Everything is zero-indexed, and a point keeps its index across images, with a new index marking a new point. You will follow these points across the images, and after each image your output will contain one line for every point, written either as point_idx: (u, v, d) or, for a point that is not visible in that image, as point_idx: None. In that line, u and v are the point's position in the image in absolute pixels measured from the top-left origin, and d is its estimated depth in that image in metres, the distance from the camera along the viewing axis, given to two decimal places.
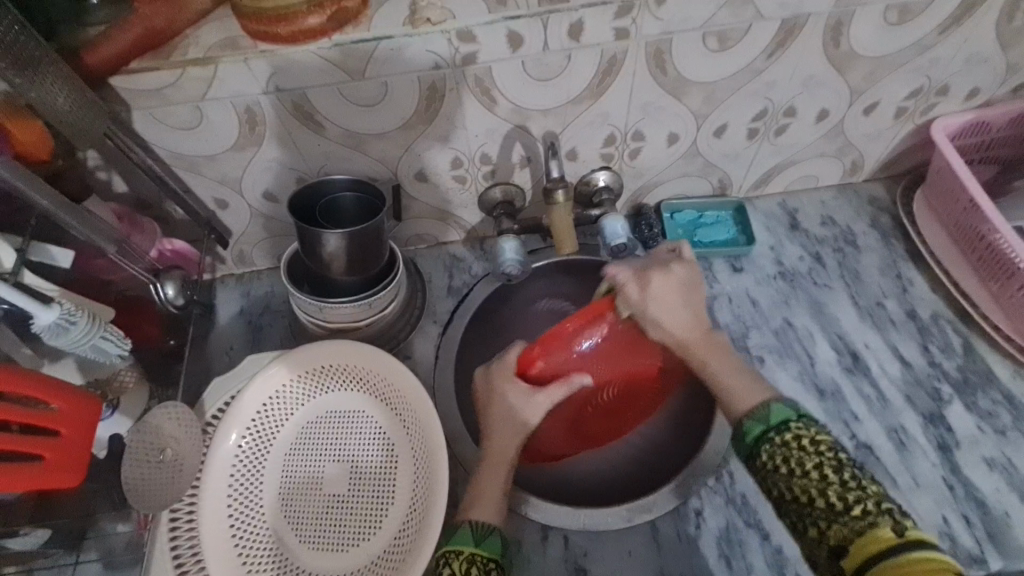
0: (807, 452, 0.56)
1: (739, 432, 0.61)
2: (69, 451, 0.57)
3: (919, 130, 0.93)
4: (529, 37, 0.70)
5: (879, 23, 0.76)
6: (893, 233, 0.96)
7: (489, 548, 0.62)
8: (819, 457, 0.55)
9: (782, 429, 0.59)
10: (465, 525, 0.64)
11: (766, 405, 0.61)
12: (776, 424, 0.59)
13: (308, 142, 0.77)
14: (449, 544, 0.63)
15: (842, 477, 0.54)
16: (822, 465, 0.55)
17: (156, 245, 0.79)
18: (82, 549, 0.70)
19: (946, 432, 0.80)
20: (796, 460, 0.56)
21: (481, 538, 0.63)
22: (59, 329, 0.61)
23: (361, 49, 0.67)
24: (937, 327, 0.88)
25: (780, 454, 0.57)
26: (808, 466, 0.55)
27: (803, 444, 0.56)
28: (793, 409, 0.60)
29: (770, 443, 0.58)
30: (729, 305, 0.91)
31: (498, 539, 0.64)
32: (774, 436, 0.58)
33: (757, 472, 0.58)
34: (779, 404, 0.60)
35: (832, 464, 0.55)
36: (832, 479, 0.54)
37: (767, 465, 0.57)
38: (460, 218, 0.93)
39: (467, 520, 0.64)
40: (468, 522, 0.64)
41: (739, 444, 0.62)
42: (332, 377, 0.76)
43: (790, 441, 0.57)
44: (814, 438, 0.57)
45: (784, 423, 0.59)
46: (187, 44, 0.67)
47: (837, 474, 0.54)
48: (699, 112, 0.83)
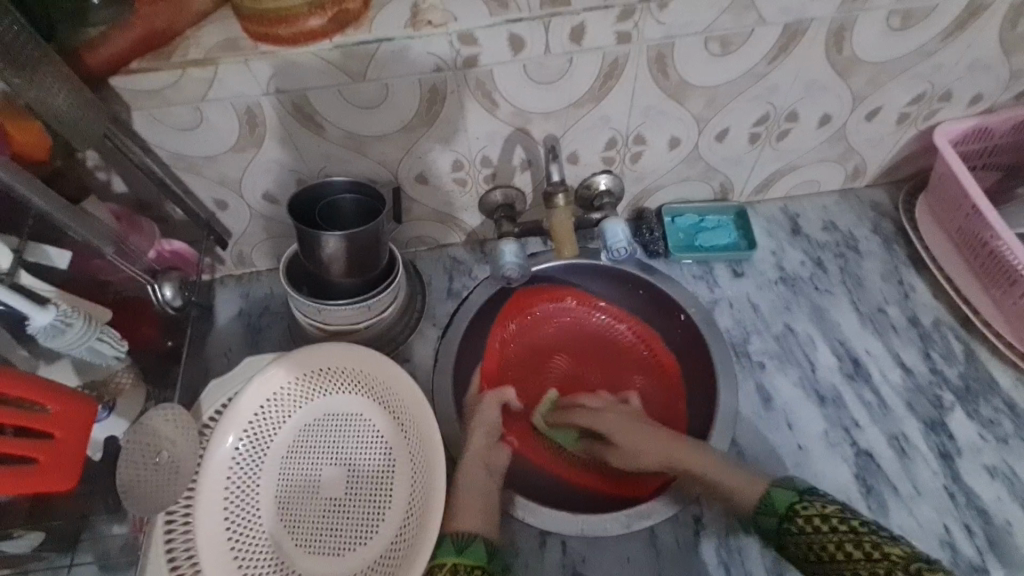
0: (825, 534, 0.65)
1: (757, 523, 0.71)
2: (64, 454, 0.57)
3: (921, 136, 0.92)
4: (530, 40, 0.69)
5: (883, 28, 0.75)
6: (895, 239, 0.96)
7: (472, 554, 0.66)
8: (836, 535, 0.65)
9: (792, 515, 0.68)
10: (448, 536, 0.69)
11: (769, 493, 0.70)
12: (785, 512, 0.69)
13: (308, 144, 0.77)
14: (435, 557, 0.68)
15: (865, 551, 0.64)
16: (843, 544, 0.64)
17: (155, 245, 0.78)
18: (77, 551, 0.68)
19: (947, 439, 0.79)
20: (820, 547, 0.65)
21: (462, 547, 0.67)
22: (55, 331, 0.61)
23: (362, 52, 0.67)
24: (938, 333, 0.87)
25: (805, 543, 0.66)
26: (832, 549, 0.65)
27: (817, 527, 0.66)
28: (791, 491, 0.70)
29: (790, 533, 0.68)
30: (730, 310, 0.90)
31: (482, 546, 0.68)
32: (791, 525, 0.68)
33: (795, 556, 0.68)
34: (781, 488, 0.70)
35: (851, 538, 0.64)
36: (857, 555, 0.64)
37: (800, 554, 0.67)
38: (460, 221, 0.93)
39: (448, 531, 0.69)
40: (451, 532, 0.69)
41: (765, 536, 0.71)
42: (331, 379, 0.76)
43: (805, 526, 0.67)
44: (824, 516, 0.66)
45: (790, 509, 0.68)
46: (188, 45, 0.66)
47: (859, 549, 0.64)
48: (701, 116, 0.83)
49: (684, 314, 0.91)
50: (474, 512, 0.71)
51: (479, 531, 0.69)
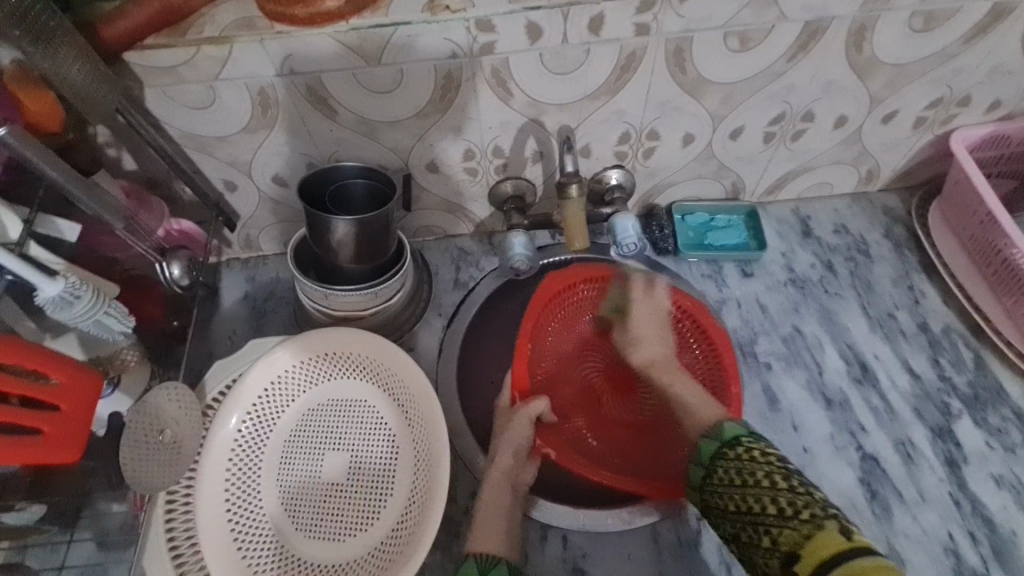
0: (756, 462, 0.63)
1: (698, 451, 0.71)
2: (71, 426, 0.57)
3: (937, 141, 0.92)
4: (548, 29, 0.69)
5: (905, 29, 0.75)
6: (907, 245, 0.95)
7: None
8: (767, 466, 0.63)
9: (735, 445, 0.67)
10: (471, 557, 0.66)
11: (721, 425, 0.71)
12: (729, 441, 0.68)
13: (320, 128, 0.76)
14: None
15: (789, 483, 0.60)
16: (771, 473, 0.62)
17: (163, 224, 0.78)
18: (76, 527, 0.68)
19: (954, 446, 0.78)
20: (747, 471, 0.63)
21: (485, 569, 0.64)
22: (63, 303, 0.60)
23: (378, 35, 0.67)
24: (948, 340, 0.87)
25: (734, 468, 0.65)
26: (759, 474, 0.62)
27: (754, 456, 0.64)
28: (743, 429, 0.69)
29: (724, 458, 0.67)
30: (738, 310, 0.90)
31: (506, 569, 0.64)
32: (729, 451, 0.67)
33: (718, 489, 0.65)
34: (733, 426, 0.70)
35: (780, 471, 0.62)
36: (781, 485, 0.61)
37: (724, 480, 0.65)
38: (469, 212, 0.92)
39: (469, 552, 0.66)
40: (473, 553, 0.66)
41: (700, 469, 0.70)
42: (337, 364, 0.76)
43: (742, 454, 0.65)
44: (763, 452, 0.65)
45: (735, 439, 0.68)
46: (203, 22, 0.66)
47: (784, 480, 0.61)
48: (717, 113, 0.82)
49: None
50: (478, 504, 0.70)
51: (501, 554, 0.66)
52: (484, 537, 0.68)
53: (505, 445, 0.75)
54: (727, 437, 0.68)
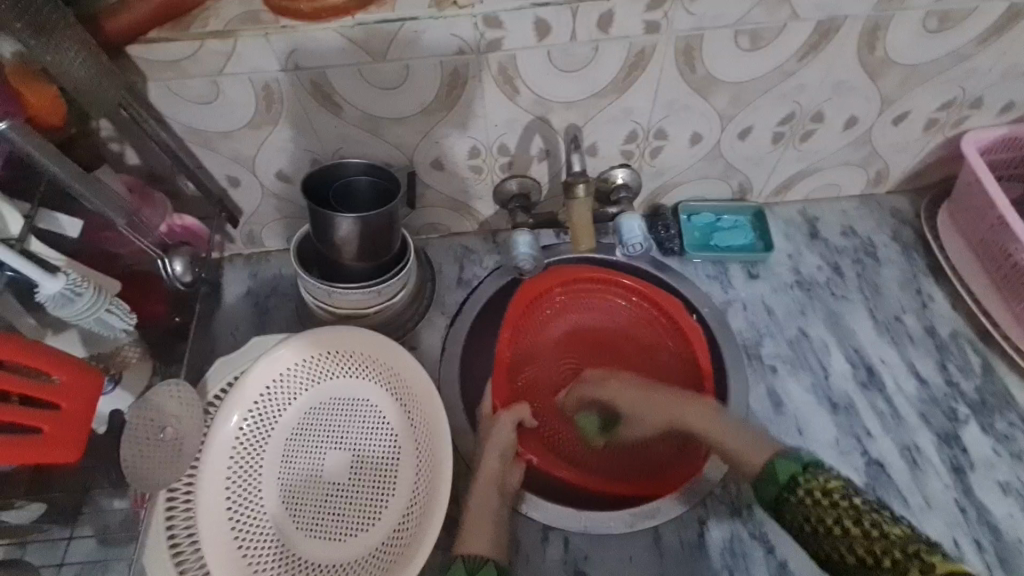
0: (824, 507, 0.59)
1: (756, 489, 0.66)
2: (69, 427, 0.56)
3: (948, 143, 0.91)
4: (557, 26, 0.68)
5: (918, 29, 0.74)
6: (915, 247, 0.94)
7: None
8: (835, 510, 0.59)
9: (793, 485, 0.62)
10: (459, 557, 0.66)
11: (772, 462, 0.64)
12: (786, 483, 0.63)
13: (325, 124, 0.75)
14: None
15: (863, 528, 0.58)
16: (842, 519, 0.58)
17: (166, 220, 0.78)
18: (77, 523, 0.68)
19: (961, 452, 0.78)
20: (817, 518, 0.59)
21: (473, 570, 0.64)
22: (64, 300, 0.60)
23: (385, 30, 0.66)
24: (955, 344, 0.86)
25: (802, 514, 0.60)
26: (829, 521, 0.59)
27: (818, 499, 0.60)
28: (798, 462, 0.64)
29: (789, 503, 0.62)
30: (744, 312, 0.89)
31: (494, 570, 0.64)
32: (790, 495, 0.62)
33: (788, 529, 0.62)
34: (785, 459, 0.64)
35: (851, 515, 0.58)
36: (854, 532, 0.58)
37: (793, 523, 0.61)
38: (473, 210, 0.92)
39: (459, 554, 0.66)
40: (462, 554, 0.66)
41: (761, 501, 0.66)
42: (340, 363, 0.75)
43: (805, 497, 0.61)
44: (825, 489, 0.60)
45: (793, 479, 0.62)
46: (208, 15, 0.65)
47: (857, 526, 0.58)
48: (725, 113, 0.81)
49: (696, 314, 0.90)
50: (482, 506, 0.70)
51: (488, 555, 0.65)
52: (486, 538, 0.68)
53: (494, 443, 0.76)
54: (782, 479, 0.62)
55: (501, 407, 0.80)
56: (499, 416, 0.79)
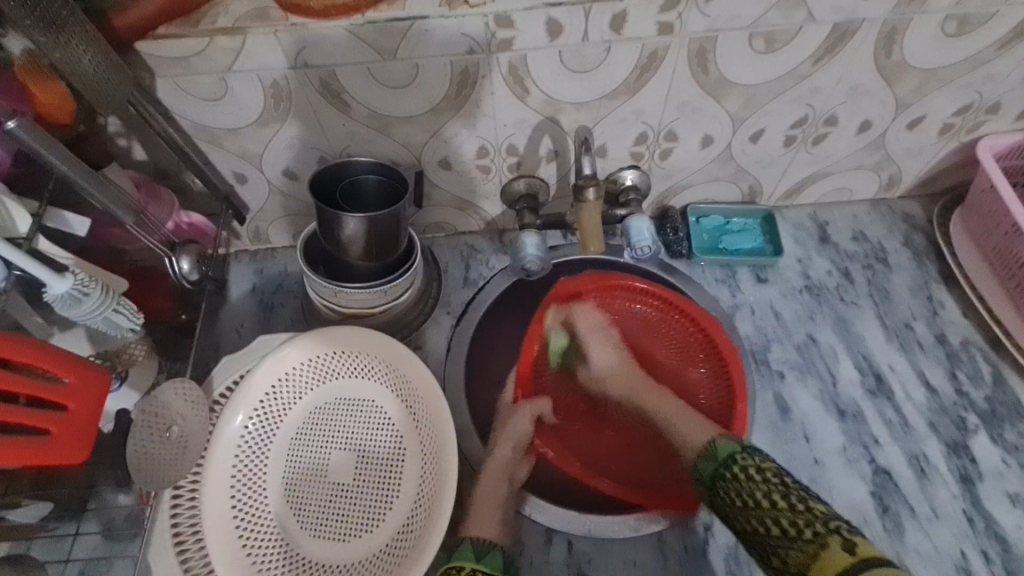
0: (756, 482, 0.64)
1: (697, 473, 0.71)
2: (76, 428, 0.56)
3: (963, 148, 0.89)
4: (568, 26, 0.67)
5: (937, 33, 0.72)
6: (926, 254, 0.93)
7: (490, 563, 0.65)
8: (766, 485, 0.64)
9: (731, 464, 0.68)
10: (466, 540, 0.67)
11: (712, 443, 0.71)
12: (725, 460, 0.68)
13: (332, 122, 0.75)
14: (452, 561, 0.66)
15: (790, 502, 0.62)
16: (771, 493, 0.63)
17: (173, 216, 0.78)
18: (83, 519, 0.68)
19: (969, 462, 0.77)
20: (747, 494, 0.64)
21: (482, 553, 0.65)
22: (72, 300, 0.60)
23: (395, 28, 0.65)
24: (966, 353, 0.85)
25: (733, 489, 0.66)
26: (759, 494, 0.63)
27: (749, 475, 0.65)
28: (736, 444, 0.70)
29: (723, 480, 0.67)
30: (752, 316, 0.88)
31: (499, 557, 0.65)
32: (726, 472, 0.67)
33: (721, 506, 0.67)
34: (725, 441, 0.70)
35: (780, 490, 0.63)
36: (782, 505, 0.62)
37: (727, 500, 0.66)
38: (481, 210, 0.91)
39: (468, 536, 0.68)
40: (471, 537, 0.67)
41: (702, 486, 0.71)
42: (345, 363, 0.75)
43: (738, 474, 0.66)
44: (759, 467, 0.65)
45: (731, 458, 0.68)
46: (216, 12, 0.64)
47: (784, 500, 0.62)
48: (738, 115, 0.80)
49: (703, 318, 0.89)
50: (488, 512, 0.69)
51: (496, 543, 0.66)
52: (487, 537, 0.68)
53: (508, 436, 0.76)
54: (721, 457, 0.68)
55: (522, 397, 0.80)
56: (519, 406, 0.78)
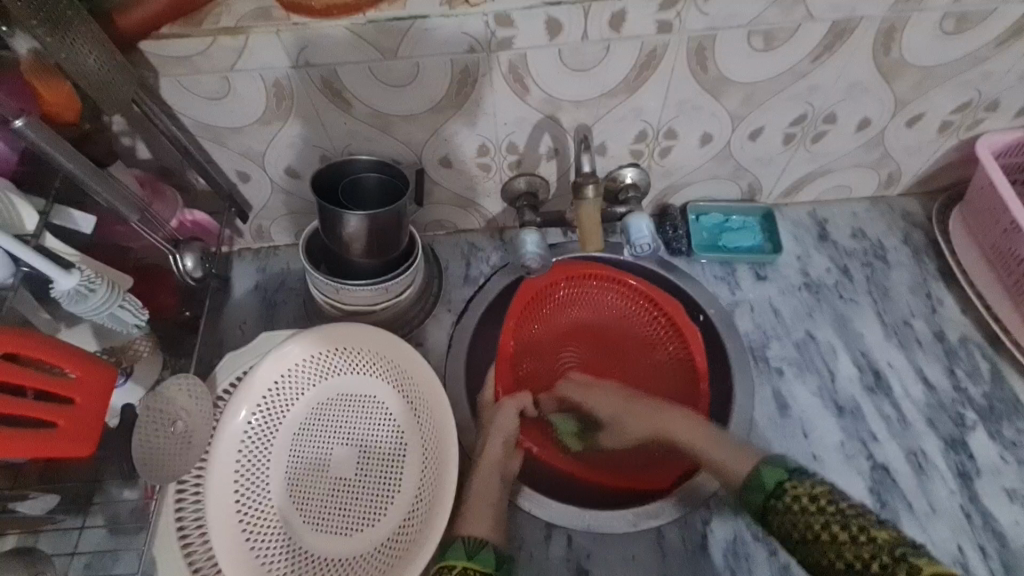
0: (811, 512, 0.60)
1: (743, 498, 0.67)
2: (85, 420, 0.58)
3: (962, 145, 0.89)
4: (568, 25, 0.67)
5: (935, 31, 0.73)
6: (925, 251, 0.94)
7: (482, 562, 0.64)
8: (822, 516, 0.59)
9: (780, 492, 0.64)
10: (460, 539, 0.66)
11: (758, 471, 0.66)
12: (772, 489, 0.64)
13: (333, 120, 0.76)
14: (444, 560, 0.65)
15: (851, 533, 0.58)
16: (829, 525, 0.59)
17: (177, 214, 0.79)
18: (89, 513, 0.69)
19: (967, 458, 0.78)
20: (805, 526, 0.60)
21: (474, 551, 0.65)
22: (79, 296, 0.61)
23: (396, 28, 0.65)
24: (964, 349, 0.85)
25: (789, 521, 0.61)
26: (817, 527, 0.59)
27: (804, 506, 0.61)
28: (782, 468, 0.65)
29: (776, 510, 0.63)
30: (751, 313, 0.89)
31: (491, 554, 0.65)
32: (777, 501, 0.63)
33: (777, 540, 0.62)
34: (770, 467, 0.66)
35: (838, 520, 0.59)
36: (843, 537, 0.58)
37: (782, 532, 0.62)
38: (481, 207, 0.92)
39: (459, 535, 0.67)
40: (462, 536, 0.67)
41: (752, 512, 0.66)
42: (346, 359, 0.75)
43: (791, 504, 0.62)
44: (810, 494, 0.61)
45: (779, 486, 0.64)
46: (219, 12, 0.65)
47: (844, 531, 0.58)
48: (736, 113, 0.80)
49: (703, 314, 0.90)
50: (488, 507, 0.70)
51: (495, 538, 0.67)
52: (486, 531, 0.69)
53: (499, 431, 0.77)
54: (768, 486, 0.64)
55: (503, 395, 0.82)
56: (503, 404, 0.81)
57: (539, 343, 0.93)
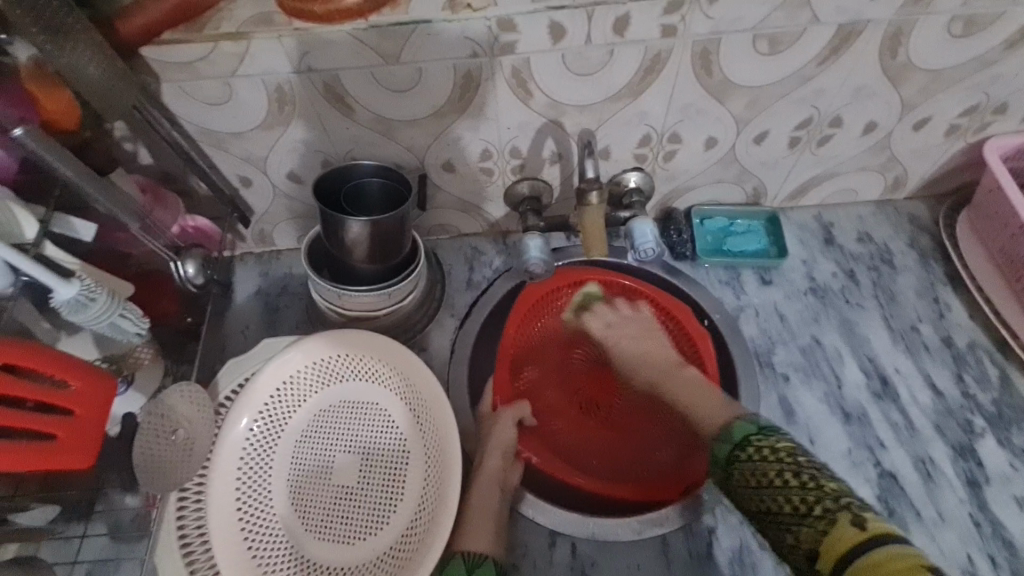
0: (768, 461, 0.60)
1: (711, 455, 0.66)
2: (80, 433, 0.57)
3: (969, 149, 0.89)
4: (571, 29, 0.67)
5: (943, 33, 0.72)
6: (933, 255, 0.93)
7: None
8: (778, 463, 0.59)
9: (745, 445, 0.63)
10: (459, 554, 0.67)
11: (729, 426, 0.66)
12: (738, 441, 0.63)
13: (335, 125, 0.75)
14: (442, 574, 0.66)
15: (801, 479, 0.57)
16: (783, 472, 0.58)
17: (179, 221, 0.79)
18: (91, 520, 0.69)
19: (976, 466, 0.77)
20: (760, 473, 0.60)
21: (473, 566, 0.65)
22: (78, 305, 0.61)
23: (398, 32, 0.65)
24: (973, 355, 0.84)
25: (748, 469, 0.61)
26: (773, 474, 0.59)
27: (765, 455, 0.60)
28: (753, 424, 0.65)
29: (739, 459, 0.62)
30: (756, 318, 0.88)
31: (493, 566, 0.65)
32: (741, 453, 0.62)
33: (735, 491, 0.62)
34: (741, 423, 0.65)
35: (792, 469, 0.58)
36: (794, 483, 0.57)
37: (739, 481, 0.61)
38: (484, 211, 0.91)
39: (459, 551, 0.67)
40: (462, 550, 0.67)
41: (715, 469, 0.66)
42: (350, 367, 0.75)
43: (754, 455, 0.61)
44: (774, 447, 0.61)
45: (744, 439, 0.63)
46: (220, 17, 0.65)
47: (796, 478, 0.57)
48: (741, 117, 0.80)
49: (707, 320, 0.89)
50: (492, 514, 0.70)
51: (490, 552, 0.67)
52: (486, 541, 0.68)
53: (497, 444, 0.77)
54: (736, 438, 0.63)
55: (502, 403, 0.82)
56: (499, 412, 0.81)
57: (538, 347, 0.93)
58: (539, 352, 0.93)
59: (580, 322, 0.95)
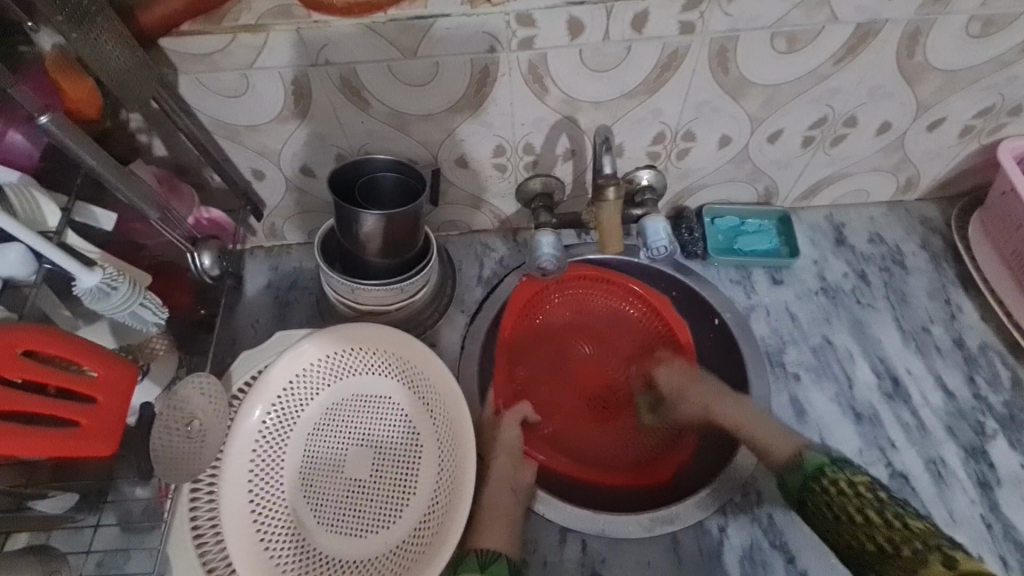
0: (847, 495, 0.63)
1: (783, 481, 0.70)
2: (103, 417, 0.57)
3: (982, 151, 0.88)
4: (590, 24, 0.67)
5: (961, 33, 0.72)
6: (944, 257, 0.92)
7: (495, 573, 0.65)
8: (858, 499, 0.62)
9: (817, 475, 0.66)
10: (472, 552, 0.68)
11: (799, 455, 0.69)
12: (812, 471, 0.67)
13: (350, 119, 0.75)
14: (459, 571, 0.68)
15: (885, 517, 0.61)
16: (863, 508, 0.61)
17: (193, 212, 0.79)
18: (102, 511, 0.69)
19: (988, 468, 0.77)
20: (840, 507, 0.62)
21: (486, 564, 0.66)
22: (100, 294, 0.61)
23: (417, 26, 0.65)
24: (984, 357, 0.84)
25: (824, 502, 0.64)
26: (851, 509, 0.62)
27: (841, 489, 0.63)
28: (824, 455, 0.68)
29: (813, 491, 0.66)
30: (767, 318, 0.88)
31: (505, 566, 0.66)
32: (815, 484, 0.66)
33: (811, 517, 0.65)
34: (812, 453, 0.68)
35: (872, 505, 0.62)
36: (876, 520, 0.61)
37: (816, 512, 0.65)
38: (494, 207, 0.91)
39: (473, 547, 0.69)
40: (476, 549, 0.68)
41: (790, 494, 0.69)
42: (363, 360, 0.75)
43: (829, 487, 0.64)
44: (850, 480, 0.64)
45: (817, 470, 0.66)
46: (238, 9, 0.64)
47: (878, 514, 0.61)
48: (756, 116, 0.80)
49: (718, 318, 0.89)
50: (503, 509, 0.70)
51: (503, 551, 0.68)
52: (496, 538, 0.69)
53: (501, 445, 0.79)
54: (809, 468, 0.67)
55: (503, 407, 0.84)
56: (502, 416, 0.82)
57: (533, 347, 0.95)
58: (534, 350, 0.95)
59: (572, 315, 0.97)
